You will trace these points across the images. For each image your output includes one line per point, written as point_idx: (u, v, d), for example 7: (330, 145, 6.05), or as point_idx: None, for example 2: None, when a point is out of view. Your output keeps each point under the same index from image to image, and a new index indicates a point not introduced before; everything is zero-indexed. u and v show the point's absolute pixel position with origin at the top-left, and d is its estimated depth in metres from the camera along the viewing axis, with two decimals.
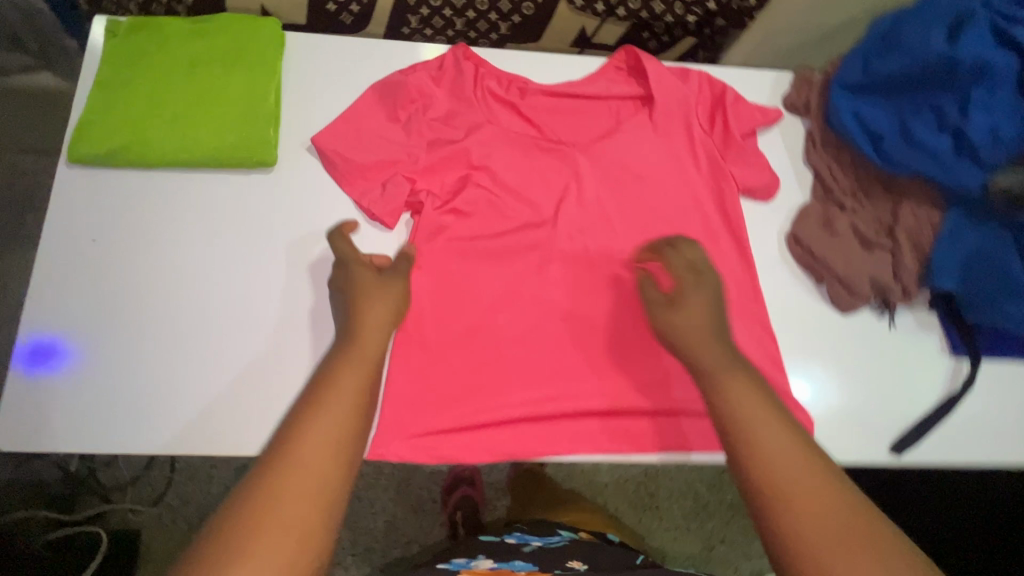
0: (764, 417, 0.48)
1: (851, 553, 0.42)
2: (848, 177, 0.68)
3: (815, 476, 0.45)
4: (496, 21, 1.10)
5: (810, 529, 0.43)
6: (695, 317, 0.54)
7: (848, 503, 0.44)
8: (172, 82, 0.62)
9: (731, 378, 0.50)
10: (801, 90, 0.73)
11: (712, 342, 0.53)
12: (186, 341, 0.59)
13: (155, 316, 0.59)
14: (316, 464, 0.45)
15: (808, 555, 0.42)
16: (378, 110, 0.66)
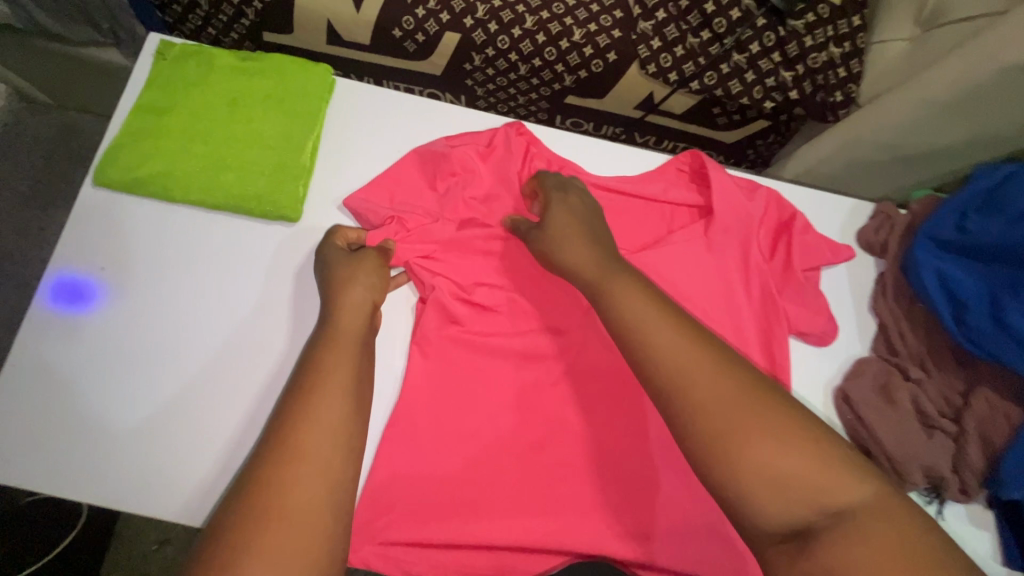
0: (665, 337, 0.48)
1: (782, 466, 0.42)
2: (919, 341, 0.61)
3: (719, 388, 0.45)
4: (561, 73, 1.06)
5: (731, 450, 0.43)
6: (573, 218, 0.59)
7: (761, 408, 0.44)
8: (211, 119, 0.60)
9: (618, 282, 0.53)
10: (882, 227, 0.65)
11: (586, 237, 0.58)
12: (175, 389, 0.55)
13: (150, 356, 0.56)
14: (325, 429, 0.46)
15: (729, 463, 0.43)
16: (419, 179, 0.64)
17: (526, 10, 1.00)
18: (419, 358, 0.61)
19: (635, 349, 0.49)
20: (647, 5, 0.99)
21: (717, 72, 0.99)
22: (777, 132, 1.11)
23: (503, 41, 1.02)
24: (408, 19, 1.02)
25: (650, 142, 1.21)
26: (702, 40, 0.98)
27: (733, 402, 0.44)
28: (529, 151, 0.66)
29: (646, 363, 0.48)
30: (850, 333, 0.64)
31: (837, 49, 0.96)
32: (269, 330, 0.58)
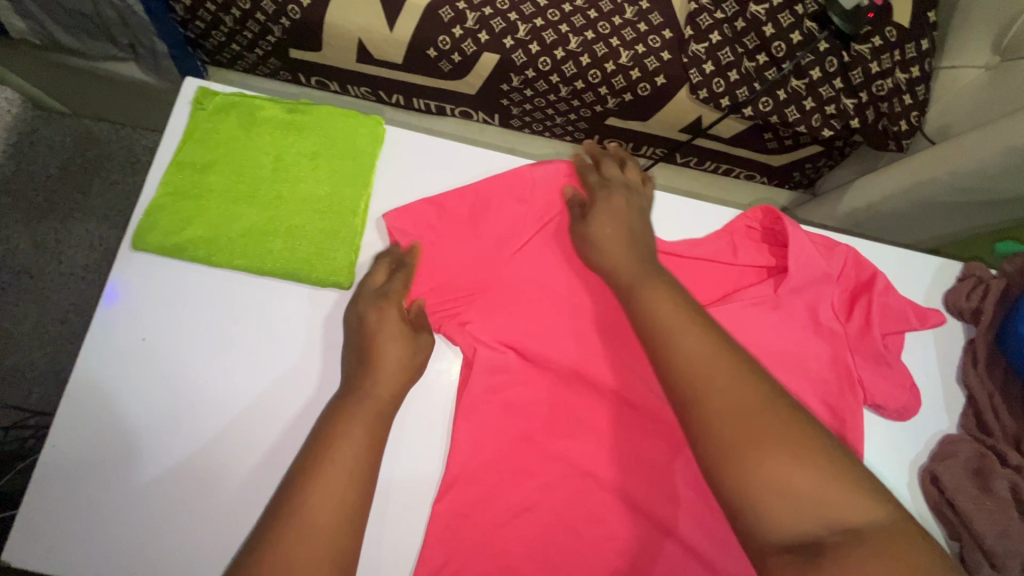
0: (683, 326, 0.47)
1: (779, 465, 0.40)
2: (1015, 420, 0.57)
3: (731, 388, 0.43)
4: (604, 95, 1.00)
5: (725, 437, 0.42)
6: (614, 216, 0.56)
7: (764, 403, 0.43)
8: (256, 178, 0.56)
9: (650, 286, 0.51)
10: (973, 291, 0.61)
11: (622, 240, 0.55)
12: (229, 468, 0.51)
13: (199, 434, 0.52)
14: (315, 538, 0.41)
15: (741, 467, 0.41)
16: (476, 231, 0.59)
17: (570, 30, 0.96)
18: (473, 432, 0.56)
19: (656, 346, 0.48)
20: (700, 26, 0.93)
21: (773, 98, 0.92)
22: (830, 157, 1.04)
23: (544, 62, 0.97)
24: (445, 39, 0.97)
25: (691, 164, 1.14)
26: (758, 64, 0.93)
27: (768, 425, 0.42)
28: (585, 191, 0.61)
29: (662, 358, 0.47)
30: (936, 405, 0.60)
31: (903, 74, 0.91)
32: (286, 415, 0.53)
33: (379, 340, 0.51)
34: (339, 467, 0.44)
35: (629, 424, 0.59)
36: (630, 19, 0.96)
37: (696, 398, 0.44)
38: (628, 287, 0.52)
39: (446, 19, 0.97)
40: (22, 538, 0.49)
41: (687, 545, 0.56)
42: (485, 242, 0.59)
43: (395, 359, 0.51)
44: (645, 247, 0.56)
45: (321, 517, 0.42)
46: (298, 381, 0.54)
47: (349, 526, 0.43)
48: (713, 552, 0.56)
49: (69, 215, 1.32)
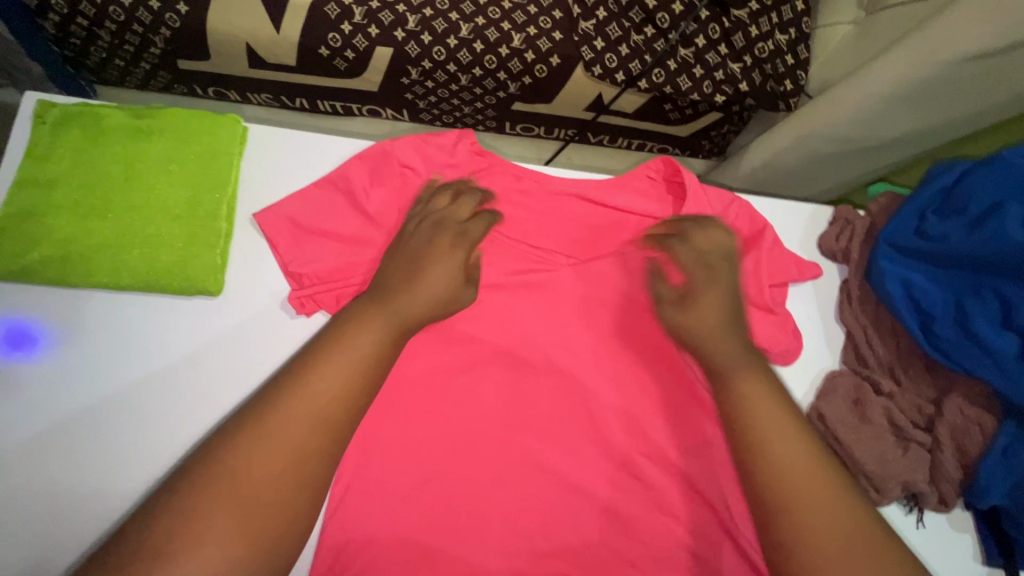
0: (779, 430, 0.44)
1: (825, 557, 0.39)
2: (888, 349, 0.59)
3: (821, 486, 0.41)
4: (504, 81, 1.00)
5: (820, 545, 0.39)
6: (712, 298, 0.51)
7: (836, 499, 0.41)
8: (107, 190, 0.53)
9: (744, 376, 0.47)
10: (842, 231, 0.63)
11: (723, 324, 0.50)
12: (115, 484, 0.50)
13: (82, 453, 0.50)
14: (282, 442, 0.39)
15: (797, 573, 0.39)
16: (350, 220, 0.57)
17: (460, 18, 0.95)
18: (364, 425, 0.55)
19: (743, 443, 0.45)
20: (586, 4, 0.94)
21: (664, 69, 0.95)
22: (731, 123, 1.08)
23: (439, 51, 0.96)
24: (335, 36, 0.95)
25: (605, 142, 1.16)
26: (646, 37, 0.94)
27: (833, 522, 0.40)
28: (463, 172, 0.61)
29: (751, 459, 0.44)
30: (819, 346, 0.63)
31: (782, 36, 0.94)
32: (168, 430, 0.52)
33: (433, 264, 0.51)
34: (328, 373, 0.42)
35: (525, 397, 0.59)
36: (520, 2, 0.96)
37: (782, 501, 0.41)
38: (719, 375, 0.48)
39: (332, 16, 0.94)
40: None
41: (597, 507, 0.56)
42: (362, 229, 0.57)
43: (439, 283, 0.50)
44: (742, 321, 0.52)
45: (303, 416, 0.40)
46: (177, 394, 0.52)
47: (326, 438, 0.40)
48: (623, 510, 0.56)
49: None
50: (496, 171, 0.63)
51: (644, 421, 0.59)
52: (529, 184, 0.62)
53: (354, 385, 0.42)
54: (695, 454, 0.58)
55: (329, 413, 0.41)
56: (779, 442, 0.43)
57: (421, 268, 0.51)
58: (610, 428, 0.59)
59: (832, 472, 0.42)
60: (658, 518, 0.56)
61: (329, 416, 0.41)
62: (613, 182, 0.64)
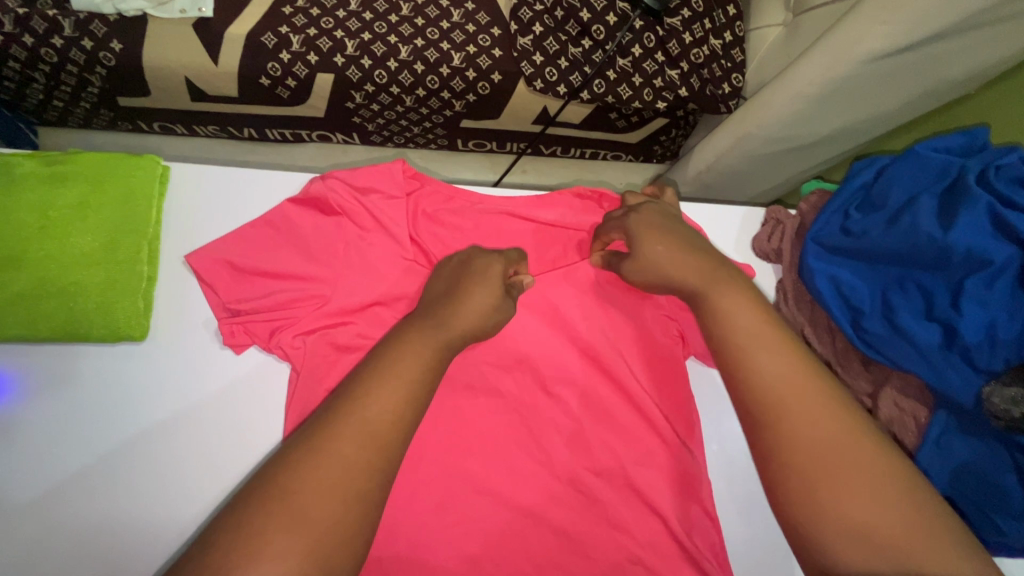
0: (763, 350, 0.45)
1: (829, 468, 0.40)
2: (824, 345, 0.60)
3: (809, 399, 0.43)
4: (449, 100, 1.01)
5: (822, 460, 0.40)
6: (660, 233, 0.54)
7: (826, 411, 0.42)
8: (19, 242, 0.52)
9: (722, 292, 0.49)
10: (773, 232, 0.64)
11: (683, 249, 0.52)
12: (69, 522, 0.50)
13: (37, 492, 0.50)
14: (342, 460, 0.38)
15: (807, 494, 0.40)
16: (280, 252, 0.57)
17: (399, 40, 0.95)
18: None
19: (730, 369, 0.46)
20: (523, 21, 0.95)
21: (605, 79, 0.96)
22: (678, 127, 1.09)
23: (380, 74, 0.96)
24: (274, 66, 0.95)
25: (558, 153, 1.17)
26: (585, 48, 0.95)
27: (817, 425, 0.42)
28: (394, 195, 0.61)
29: (739, 387, 0.45)
30: None
31: (717, 40, 0.96)
32: (107, 475, 0.51)
33: (471, 285, 0.52)
34: (383, 394, 0.41)
35: (466, 419, 0.58)
36: (458, 22, 0.97)
37: (769, 419, 0.43)
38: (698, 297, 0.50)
39: (270, 46, 0.94)
40: None
41: (545, 528, 0.56)
42: (290, 259, 0.57)
43: (484, 297, 0.51)
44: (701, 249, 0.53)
45: (354, 439, 0.39)
46: (115, 438, 0.52)
47: (372, 461, 0.38)
48: (572, 526, 0.56)
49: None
50: (429, 192, 0.63)
51: (589, 434, 0.59)
52: (461, 203, 0.63)
53: (403, 409, 0.41)
54: (639, 463, 0.58)
55: (378, 436, 0.39)
56: (756, 357, 0.45)
57: (466, 288, 0.52)
58: (554, 443, 0.59)
59: (821, 382, 0.44)
60: (604, 530, 0.56)
61: (382, 441, 0.39)
62: (548, 197, 0.64)
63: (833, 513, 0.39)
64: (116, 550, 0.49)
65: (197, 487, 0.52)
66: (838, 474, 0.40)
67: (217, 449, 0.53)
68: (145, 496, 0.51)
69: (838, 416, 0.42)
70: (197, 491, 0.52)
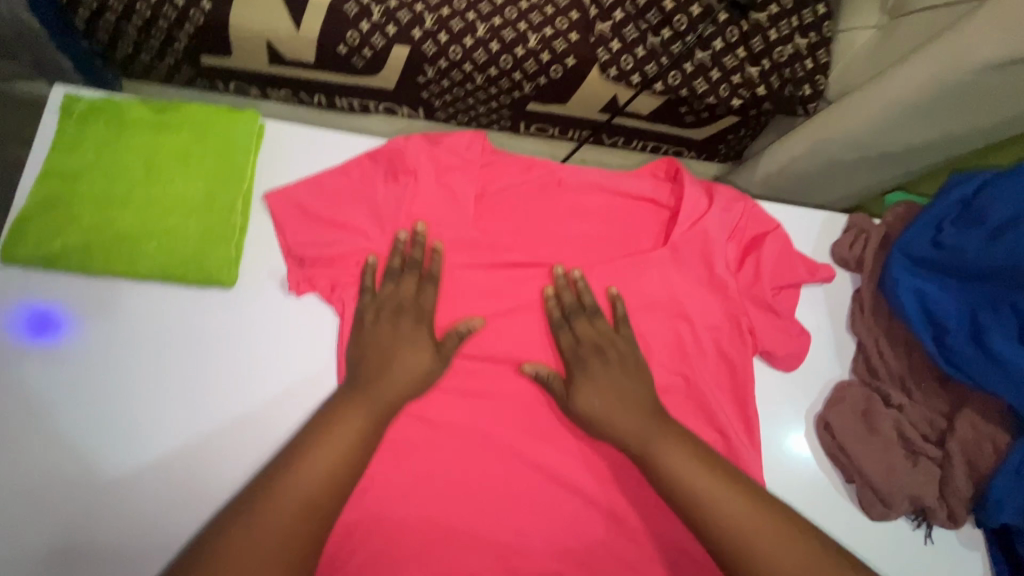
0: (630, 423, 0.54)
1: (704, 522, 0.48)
2: (900, 361, 0.58)
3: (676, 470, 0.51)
4: (519, 81, 1.01)
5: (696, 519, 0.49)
6: (598, 387, 0.56)
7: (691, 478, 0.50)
8: (127, 184, 0.55)
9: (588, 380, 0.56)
10: (856, 241, 0.62)
11: (631, 403, 0.55)
12: (132, 496, 0.51)
13: (105, 465, 0.51)
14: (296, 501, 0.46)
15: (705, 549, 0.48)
16: (362, 213, 0.58)
17: (477, 18, 0.96)
18: None
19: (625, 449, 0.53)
20: (603, 5, 0.94)
21: (681, 72, 0.94)
22: (748, 127, 1.06)
23: (455, 51, 0.97)
24: (353, 35, 0.96)
25: (620, 143, 1.15)
26: (664, 39, 0.94)
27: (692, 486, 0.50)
28: (475, 167, 0.62)
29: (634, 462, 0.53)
30: (828, 355, 0.61)
31: (803, 39, 0.93)
32: (187, 414, 0.53)
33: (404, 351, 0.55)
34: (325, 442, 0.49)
35: (527, 393, 0.59)
36: (537, 3, 0.96)
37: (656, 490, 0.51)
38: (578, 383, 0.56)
39: (352, 14, 0.96)
40: None
41: (596, 507, 0.57)
42: (372, 221, 0.58)
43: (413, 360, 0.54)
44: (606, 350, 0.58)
45: (304, 481, 0.47)
46: (197, 380, 0.54)
47: (296, 548, 0.44)
48: (622, 508, 0.57)
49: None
50: (508, 168, 0.63)
51: None
52: (539, 174, 0.64)
53: (333, 478, 0.47)
54: None
55: (300, 519, 0.45)
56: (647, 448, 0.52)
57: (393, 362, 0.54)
58: None
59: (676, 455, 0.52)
60: (655, 516, 0.57)
61: (309, 507, 0.46)
62: (625, 182, 0.64)
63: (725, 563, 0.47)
64: (193, 485, 0.52)
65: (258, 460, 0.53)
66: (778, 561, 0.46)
67: (292, 397, 0.55)
68: (222, 437, 0.53)
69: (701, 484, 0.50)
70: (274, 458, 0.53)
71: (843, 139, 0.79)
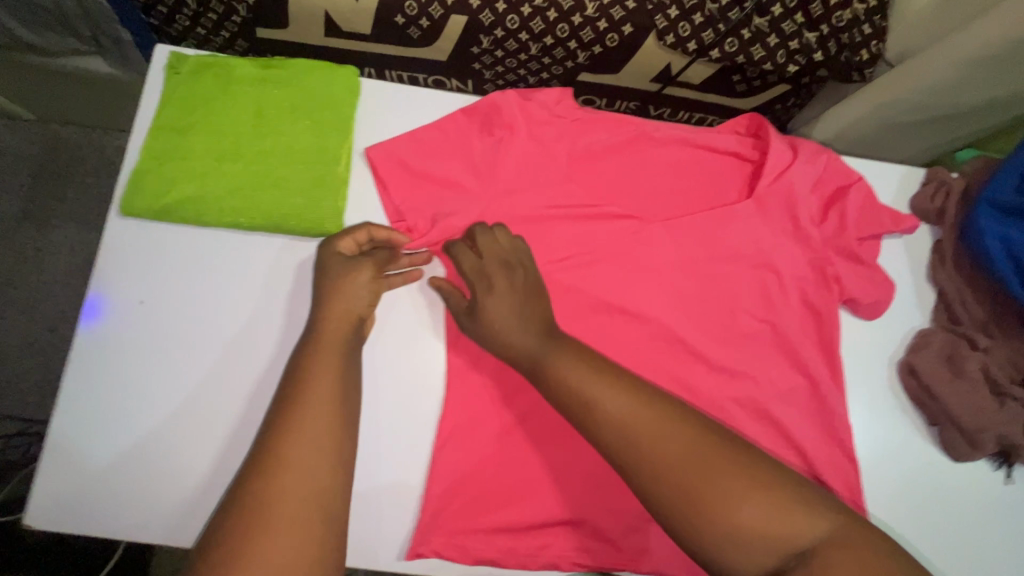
0: (597, 390, 0.46)
1: (680, 478, 0.42)
2: (983, 308, 0.60)
3: (643, 421, 0.44)
4: (574, 50, 1.00)
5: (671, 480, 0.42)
6: (504, 310, 0.52)
7: (658, 428, 0.44)
8: (237, 136, 0.57)
9: (550, 346, 0.50)
10: (937, 193, 0.64)
11: (516, 326, 0.52)
12: (229, 462, 0.52)
13: (206, 429, 0.53)
14: (296, 480, 0.41)
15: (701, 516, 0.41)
16: (460, 165, 0.60)
17: None
18: (473, 358, 0.58)
19: (584, 415, 0.46)
20: None
21: (737, 39, 0.95)
22: (798, 95, 1.05)
23: (511, 20, 0.95)
24: (412, 4, 0.93)
25: (666, 114, 1.16)
26: (722, 5, 0.93)
27: (672, 445, 0.43)
28: (567, 125, 0.64)
29: (598, 429, 0.45)
30: (908, 303, 0.63)
31: (860, 5, 0.91)
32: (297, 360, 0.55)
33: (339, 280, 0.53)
34: (305, 422, 0.44)
35: (621, 339, 0.61)
36: None
37: (627, 455, 0.44)
38: (533, 349, 0.50)
39: None
40: (48, 500, 0.50)
41: None
42: (471, 174, 0.60)
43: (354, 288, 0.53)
44: (485, 276, 0.54)
45: (299, 462, 0.42)
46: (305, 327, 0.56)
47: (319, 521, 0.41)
48: None
49: (7, 202, 1.16)
50: (597, 124, 0.65)
51: (736, 366, 0.61)
52: (626, 130, 0.66)
53: (330, 453, 0.44)
54: (785, 398, 0.60)
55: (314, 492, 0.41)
56: (605, 403, 0.46)
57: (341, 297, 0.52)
58: (708, 371, 0.61)
59: (650, 412, 0.45)
60: None
61: (315, 484, 0.42)
62: (709, 139, 0.67)
63: (719, 520, 0.40)
64: None
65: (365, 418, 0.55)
66: (695, 478, 0.41)
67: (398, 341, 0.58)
68: None
69: (675, 435, 0.44)
70: (384, 408, 0.56)
71: (908, 100, 0.81)
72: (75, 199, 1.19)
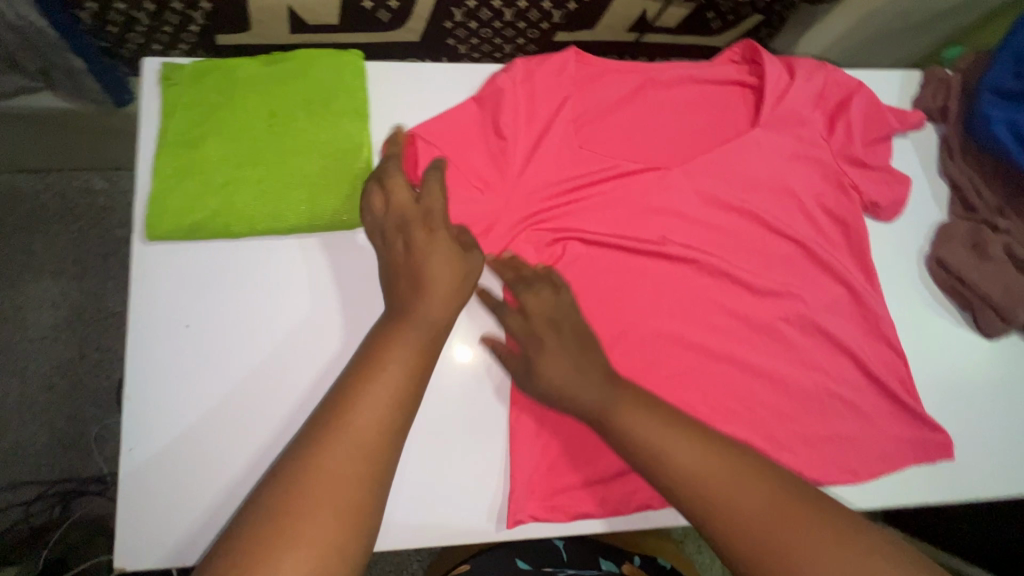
0: (667, 437, 0.47)
1: (759, 521, 0.43)
2: (995, 192, 0.64)
3: (717, 470, 0.45)
4: (548, 10, 0.90)
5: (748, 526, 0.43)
6: (561, 366, 0.52)
7: (733, 476, 0.45)
8: (254, 140, 0.55)
9: (618, 402, 0.50)
10: (938, 91, 0.67)
11: (579, 383, 0.51)
12: None
13: (275, 448, 0.52)
14: (345, 451, 0.41)
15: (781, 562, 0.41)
16: (483, 134, 0.59)
17: None
18: None
19: (650, 467, 0.47)
20: None
21: None
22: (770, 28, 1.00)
23: None
24: None
25: None
26: None
27: (751, 496, 0.44)
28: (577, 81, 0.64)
29: (668, 477, 0.46)
30: (926, 200, 0.66)
31: None
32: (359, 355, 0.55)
33: (426, 259, 0.50)
34: (366, 387, 0.45)
35: (668, 280, 0.61)
36: None
37: (701, 507, 0.45)
38: (598, 405, 0.50)
39: None
40: (135, 540, 0.49)
41: (752, 374, 0.59)
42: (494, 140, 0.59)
43: (443, 269, 0.50)
44: (549, 333, 0.53)
45: (351, 425, 0.43)
46: (358, 321, 0.55)
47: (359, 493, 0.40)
48: (776, 370, 0.60)
49: None
50: (605, 76, 0.65)
51: (781, 289, 0.62)
52: (634, 77, 0.66)
53: (386, 421, 0.44)
54: (830, 313, 0.62)
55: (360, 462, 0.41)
56: (677, 451, 0.46)
57: (421, 257, 0.50)
58: (754, 298, 0.62)
59: (724, 459, 0.46)
60: (807, 372, 0.60)
61: (364, 452, 0.42)
62: (714, 74, 0.67)
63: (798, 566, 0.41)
64: None
65: (441, 394, 0.56)
66: (779, 532, 0.42)
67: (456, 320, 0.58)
68: None
69: (751, 483, 0.45)
70: (455, 382, 0.57)
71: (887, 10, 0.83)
72: (46, 249, 1.12)
